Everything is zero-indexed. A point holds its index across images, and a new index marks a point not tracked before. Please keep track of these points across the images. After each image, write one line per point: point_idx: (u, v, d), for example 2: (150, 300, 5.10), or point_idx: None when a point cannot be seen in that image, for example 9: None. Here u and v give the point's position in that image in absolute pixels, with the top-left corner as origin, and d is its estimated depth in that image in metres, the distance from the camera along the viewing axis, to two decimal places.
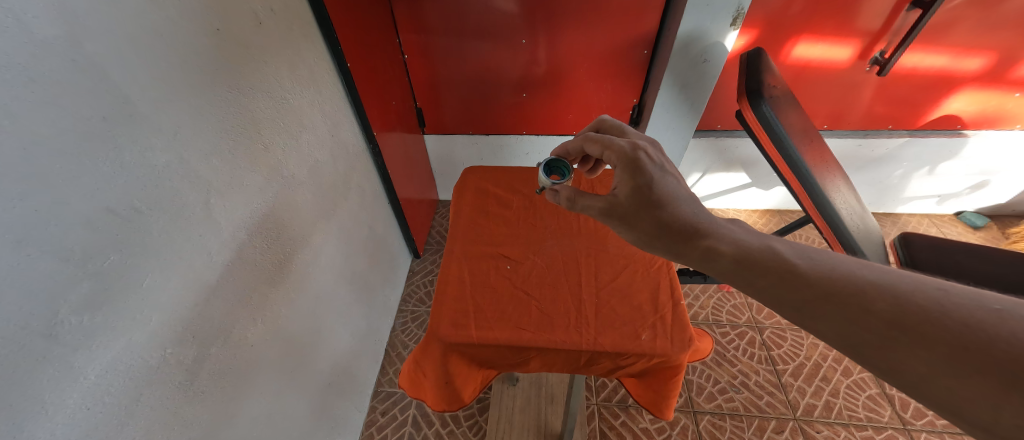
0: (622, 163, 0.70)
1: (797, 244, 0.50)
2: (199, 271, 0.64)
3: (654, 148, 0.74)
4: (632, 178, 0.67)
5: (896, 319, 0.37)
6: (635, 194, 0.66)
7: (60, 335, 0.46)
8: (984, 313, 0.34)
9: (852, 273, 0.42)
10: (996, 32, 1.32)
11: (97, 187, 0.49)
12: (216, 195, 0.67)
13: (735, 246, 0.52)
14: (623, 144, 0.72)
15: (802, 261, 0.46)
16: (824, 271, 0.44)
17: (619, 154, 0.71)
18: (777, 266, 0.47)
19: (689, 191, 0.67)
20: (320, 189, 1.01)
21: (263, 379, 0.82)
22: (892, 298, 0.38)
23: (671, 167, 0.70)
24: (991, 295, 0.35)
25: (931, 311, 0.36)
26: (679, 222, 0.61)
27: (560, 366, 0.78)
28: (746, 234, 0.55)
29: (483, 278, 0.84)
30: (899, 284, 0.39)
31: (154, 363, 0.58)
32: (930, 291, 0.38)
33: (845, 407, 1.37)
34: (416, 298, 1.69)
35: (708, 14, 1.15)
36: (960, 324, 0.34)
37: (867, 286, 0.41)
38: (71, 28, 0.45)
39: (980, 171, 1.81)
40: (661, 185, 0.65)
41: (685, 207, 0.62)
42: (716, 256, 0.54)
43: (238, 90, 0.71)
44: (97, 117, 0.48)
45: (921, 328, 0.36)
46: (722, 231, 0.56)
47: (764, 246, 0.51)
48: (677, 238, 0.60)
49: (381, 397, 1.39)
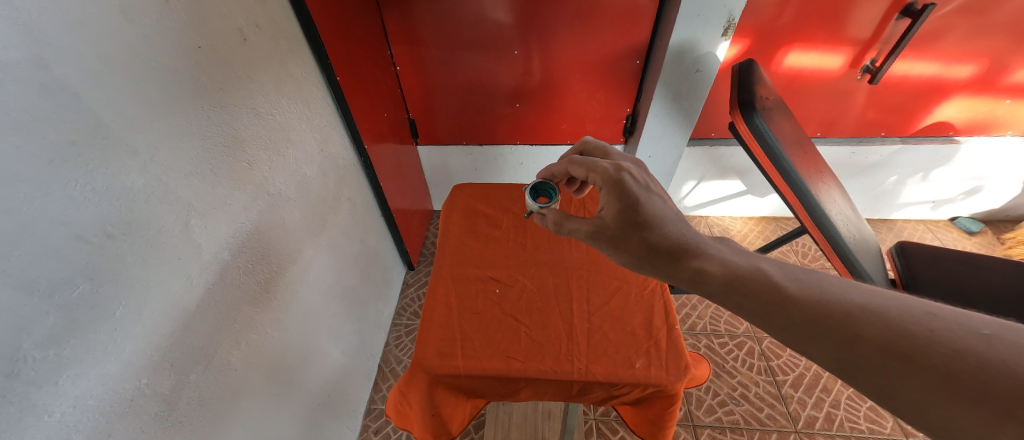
0: (607, 185, 0.68)
1: (786, 266, 0.51)
2: (177, 295, 0.62)
3: (639, 169, 0.73)
4: (618, 200, 0.65)
5: (888, 346, 0.38)
6: (622, 217, 0.64)
7: (21, 372, 0.43)
8: (973, 339, 0.35)
9: (842, 298, 0.43)
10: (985, 40, 1.33)
11: (64, 213, 0.46)
12: (197, 216, 0.65)
13: (724, 267, 0.53)
14: (606, 166, 0.70)
15: (791, 284, 0.47)
16: (814, 294, 0.45)
17: (603, 176, 0.69)
18: (768, 288, 0.48)
19: (676, 210, 0.66)
20: (309, 205, 0.99)
21: (249, 404, 0.79)
22: (882, 323, 0.39)
23: (655, 188, 0.68)
24: (978, 319, 0.36)
25: (920, 337, 0.37)
26: (668, 245, 0.60)
27: (551, 395, 0.76)
28: (735, 254, 0.55)
29: (471, 303, 0.83)
30: (887, 308, 0.40)
31: (127, 395, 0.55)
32: (917, 315, 0.39)
33: (847, 419, 1.35)
34: (410, 312, 1.66)
35: (699, 25, 1.16)
36: (950, 351, 0.35)
37: (856, 311, 0.41)
38: (38, 51, 0.43)
39: (973, 177, 1.82)
40: (647, 206, 0.64)
41: (673, 227, 0.62)
42: (707, 279, 0.54)
43: (221, 108, 0.69)
44: (66, 141, 0.46)
45: (911, 354, 0.36)
46: (711, 252, 0.56)
47: (753, 267, 0.51)
48: (667, 260, 0.59)
49: (374, 414, 1.36)
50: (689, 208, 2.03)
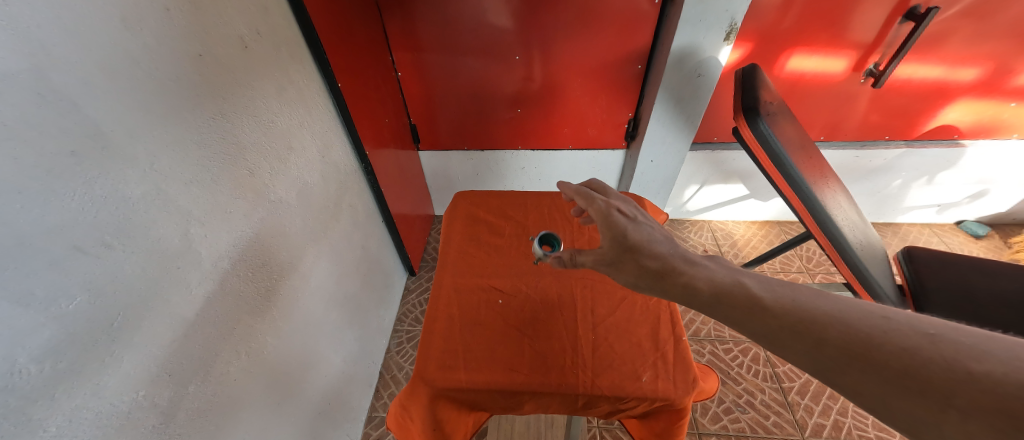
0: (600, 219, 0.70)
1: (767, 279, 0.50)
2: (177, 306, 0.61)
3: (630, 204, 0.74)
4: (610, 230, 0.67)
5: (848, 346, 0.38)
6: (616, 244, 0.65)
7: (16, 386, 0.42)
8: (919, 339, 0.35)
9: (810, 305, 0.43)
10: (989, 42, 1.32)
11: (63, 224, 0.46)
12: (197, 225, 0.64)
13: (710, 283, 0.52)
14: (600, 204, 0.73)
15: (767, 294, 0.46)
16: (787, 303, 0.44)
17: (596, 212, 0.72)
18: (748, 302, 0.47)
19: (667, 234, 0.66)
20: (308, 211, 0.98)
21: (249, 414, 0.78)
22: (843, 326, 0.39)
23: (647, 219, 0.69)
24: (926, 320, 0.37)
25: (875, 337, 0.37)
26: (659, 264, 0.59)
27: (556, 408, 0.74)
28: (722, 270, 0.54)
29: (474, 313, 0.82)
30: (847, 313, 0.40)
31: (125, 407, 0.54)
32: (873, 319, 0.39)
33: (854, 426, 1.33)
34: (412, 318, 1.65)
35: (701, 29, 1.16)
36: (899, 349, 0.35)
37: (821, 317, 0.41)
38: (36, 61, 0.43)
39: (979, 180, 1.80)
40: (637, 231, 0.65)
41: (662, 248, 0.62)
42: (696, 294, 0.53)
43: (221, 116, 0.69)
44: (64, 152, 0.46)
45: (868, 353, 0.37)
46: (699, 268, 0.55)
47: (735, 282, 0.51)
48: (660, 278, 0.58)
49: (375, 422, 1.34)
50: (692, 212, 2.02)
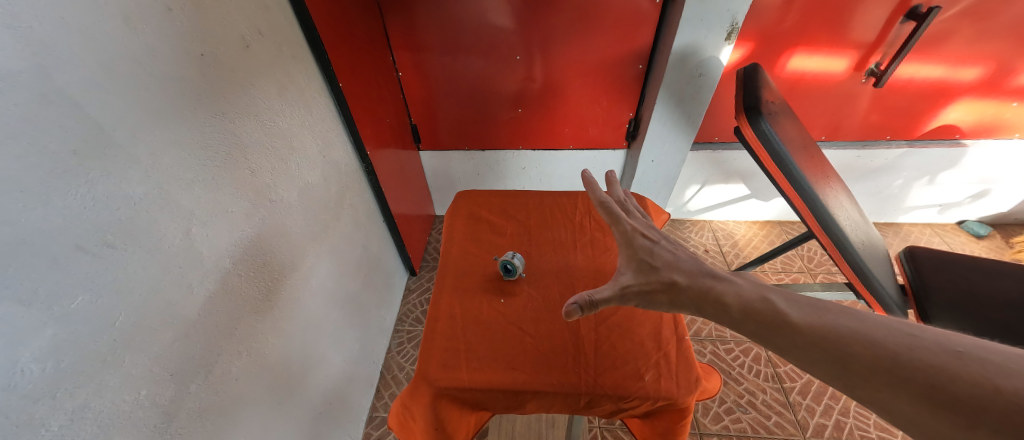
0: (621, 242, 0.71)
1: (795, 296, 0.51)
2: (179, 306, 0.61)
3: (653, 228, 0.75)
4: (633, 253, 0.68)
5: (875, 362, 0.39)
6: (640, 266, 0.65)
7: (18, 385, 0.42)
8: (946, 356, 0.36)
9: (835, 322, 0.44)
10: (991, 42, 1.32)
11: (64, 223, 0.46)
12: (198, 224, 0.64)
13: (739, 297, 0.52)
14: (624, 225, 0.73)
15: (794, 311, 0.48)
16: (813, 319, 0.46)
17: (619, 234, 0.73)
18: (775, 318, 0.48)
19: (692, 254, 0.67)
20: (309, 211, 0.98)
21: (250, 414, 0.78)
22: (868, 342, 0.41)
23: (670, 241, 0.70)
24: (955, 338, 0.38)
25: (902, 354, 0.38)
26: (686, 280, 0.59)
27: (558, 408, 0.74)
28: (749, 285, 0.55)
29: (475, 312, 0.82)
30: (874, 330, 0.41)
31: (126, 407, 0.54)
32: (899, 336, 0.40)
33: (856, 427, 1.32)
34: (413, 318, 1.65)
35: (702, 29, 1.16)
36: (928, 366, 0.36)
37: (848, 333, 0.42)
38: (38, 60, 0.43)
39: (980, 180, 1.80)
40: (660, 253, 0.66)
41: (688, 265, 0.62)
42: (725, 310, 0.53)
43: (222, 115, 0.69)
44: (66, 151, 0.46)
45: (895, 369, 0.38)
46: (726, 284, 0.56)
47: (763, 298, 0.51)
48: (689, 294, 0.58)
49: (376, 423, 1.34)
50: (693, 212, 2.02)
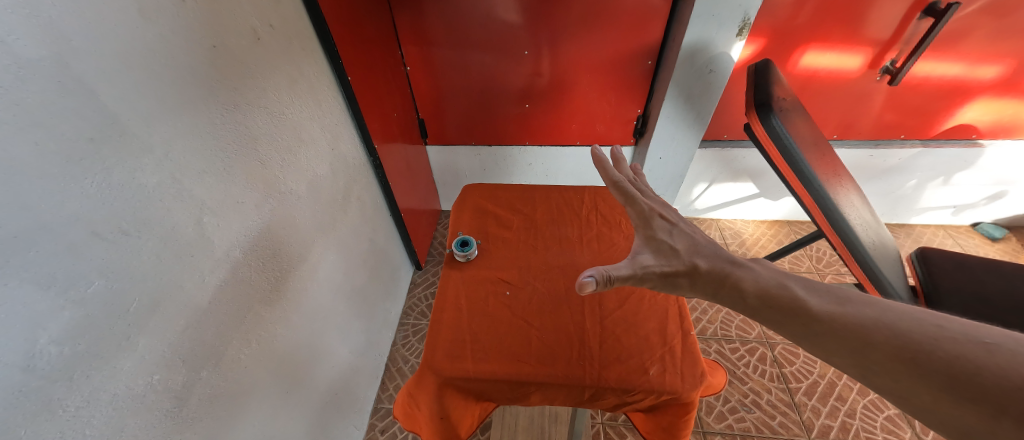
0: (639, 222, 0.70)
1: (813, 284, 0.53)
2: (191, 293, 0.62)
3: (668, 208, 0.75)
4: (652, 234, 0.67)
5: (897, 351, 0.40)
6: (660, 248, 0.65)
7: (37, 366, 0.44)
8: (973, 348, 0.37)
9: (857, 312, 0.45)
10: (1011, 40, 1.29)
11: (81, 209, 0.47)
12: (210, 214, 0.65)
13: (757, 284, 0.55)
14: (641, 204, 0.72)
15: (815, 300, 0.49)
16: (835, 310, 0.47)
17: (637, 214, 0.71)
18: (794, 306, 0.50)
19: (706, 237, 0.68)
20: (318, 203, 0.99)
21: (259, 402, 0.79)
22: (891, 332, 0.42)
23: (688, 223, 0.70)
24: (983, 330, 0.38)
25: (927, 344, 0.39)
26: (708, 265, 0.61)
27: (562, 400, 0.74)
28: (767, 272, 0.57)
29: (481, 305, 0.82)
30: (897, 321, 0.42)
31: (140, 390, 0.55)
32: (926, 327, 0.41)
33: (862, 429, 1.31)
34: (418, 311, 1.66)
35: (713, 24, 1.14)
36: (951, 357, 0.37)
37: (870, 323, 0.44)
38: (58, 50, 0.44)
39: (996, 181, 1.76)
40: (679, 237, 0.66)
41: (707, 250, 0.64)
42: (743, 297, 0.55)
43: (234, 107, 0.70)
44: (83, 139, 0.47)
45: (916, 358, 0.39)
46: (744, 270, 0.58)
47: (781, 285, 0.53)
48: (709, 280, 0.59)
49: (380, 414, 1.35)
50: (700, 211, 2.01)
